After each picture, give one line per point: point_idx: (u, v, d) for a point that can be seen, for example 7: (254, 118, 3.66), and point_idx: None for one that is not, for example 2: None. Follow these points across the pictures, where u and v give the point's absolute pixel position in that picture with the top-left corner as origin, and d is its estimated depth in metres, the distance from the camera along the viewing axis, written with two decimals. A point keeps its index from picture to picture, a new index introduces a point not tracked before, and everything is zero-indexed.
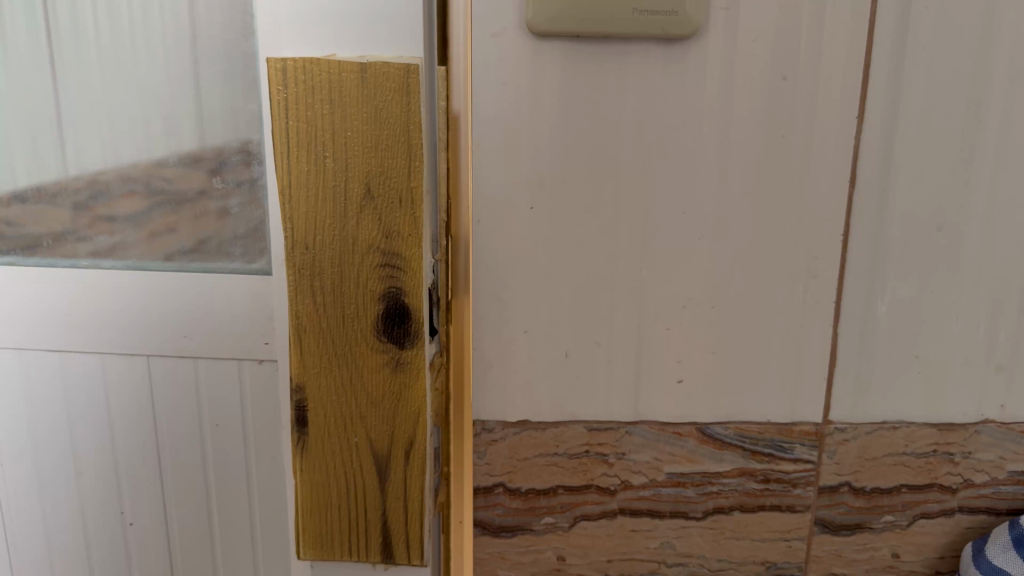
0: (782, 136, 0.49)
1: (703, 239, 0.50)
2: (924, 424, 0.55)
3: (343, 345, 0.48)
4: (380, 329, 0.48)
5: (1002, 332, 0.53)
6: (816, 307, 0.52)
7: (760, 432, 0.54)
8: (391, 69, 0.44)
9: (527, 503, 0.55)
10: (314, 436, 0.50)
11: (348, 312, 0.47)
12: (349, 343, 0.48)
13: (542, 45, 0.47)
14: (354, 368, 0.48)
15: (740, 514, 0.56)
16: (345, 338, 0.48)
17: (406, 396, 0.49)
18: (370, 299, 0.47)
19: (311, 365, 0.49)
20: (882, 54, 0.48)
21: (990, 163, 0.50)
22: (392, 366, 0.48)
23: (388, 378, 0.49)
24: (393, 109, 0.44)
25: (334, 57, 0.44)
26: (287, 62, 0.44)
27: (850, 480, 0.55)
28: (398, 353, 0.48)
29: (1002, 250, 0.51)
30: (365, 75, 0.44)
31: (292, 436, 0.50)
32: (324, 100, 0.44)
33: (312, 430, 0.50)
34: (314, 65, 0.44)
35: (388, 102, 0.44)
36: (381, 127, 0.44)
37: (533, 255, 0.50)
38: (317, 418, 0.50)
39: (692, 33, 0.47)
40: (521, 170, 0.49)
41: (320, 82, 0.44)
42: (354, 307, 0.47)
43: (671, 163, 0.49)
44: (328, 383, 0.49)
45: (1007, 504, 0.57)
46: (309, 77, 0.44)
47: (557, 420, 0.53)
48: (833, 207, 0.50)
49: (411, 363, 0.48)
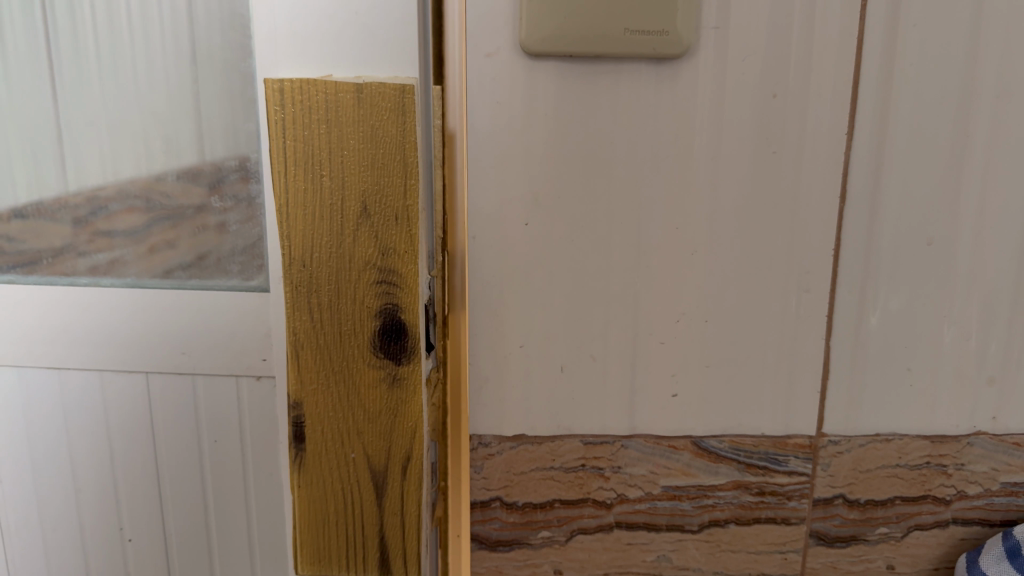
0: (773, 152, 0.49)
1: (696, 255, 0.51)
2: (917, 436, 0.55)
3: (341, 362, 0.49)
4: (376, 345, 0.48)
5: (993, 344, 0.53)
6: (809, 321, 0.52)
7: (755, 445, 0.54)
8: (387, 89, 0.45)
9: (524, 517, 0.55)
10: (311, 452, 0.50)
11: (345, 328, 0.48)
12: (346, 359, 0.49)
13: (536, 64, 0.48)
14: (350, 383, 0.49)
15: (736, 527, 0.56)
16: (343, 354, 0.49)
17: (403, 411, 0.49)
18: (367, 315, 0.48)
19: (308, 382, 0.49)
20: (870, 71, 0.49)
21: (978, 178, 0.51)
22: (389, 382, 0.49)
23: (385, 394, 0.49)
24: (389, 128, 0.45)
25: (330, 78, 0.45)
26: (284, 83, 0.44)
27: (844, 493, 0.56)
28: (395, 369, 0.49)
29: (992, 264, 0.52)
30: (361, 95, 0.44)
31: (290, 453, 0.50)
32: (320, 120, 0.45)
33: (309, 446, 0.50)
34: (310, 86, 0.44)
35: (383, 122, 0.45)
36: (377, 146, 0.45)
37: (529, 270, 0.51)
38: (314, 434, 0.50)
39: (683, 52, 0.47)
40: (516, 187, 0.49)
41: (316, 102, 0.45)
42: (351, 323, 0.48)
43: (664, 180, 0.49)
44: (325, 398, 0.49)
45: (1001, 515, 0.57)
46: (305, 98, 0.45)
47: (553, 434, 0.54)
48: (823, 222, 0.51)
49: (408, 378, 0.49)
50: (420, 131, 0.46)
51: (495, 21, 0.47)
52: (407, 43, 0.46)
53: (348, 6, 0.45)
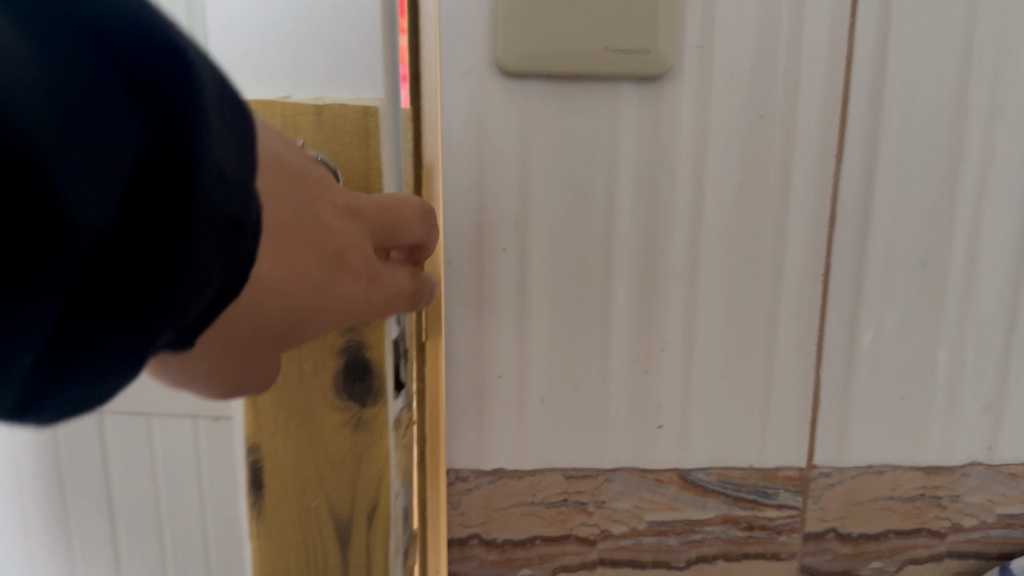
0: (759, 175, 0.48)
1: (677, 280, 0.49)
2: (911, 468, 0.53)
3: (302, 408, 0.45)
4: (340, 385, 0.45)
5: (987, 373, 0.52)
6: (797, 348, 0.50)
7: (743, 478, 0.52)
8: (349, 112, 0.42)
9: (503, 554, 0.53)
10: (270, 498, 0.47)
11: (308, 367, 0.45)
12: (309, 401, 0.45)
13: (513, 84, 0.46)
14: (314, 425, 0.46)
15: (724, 562, 0.54)
16: (296, 414, 0.45)
17: (367, 456, 0.46)
18: (330, 355, 0.45)
19: (267, 426, 0.45)
20: (861, 90, 0.47)
21: (970, 200, 0.49)
22: (353, 426, 0.46)
23: (349, 437, 0.46)
24: (351, 151, 0.43)
25: (289, 99, 0.42)
26: (241, 105, 0.42)
27: (835, 526, 0.54)
28: (359, 411, 0.46)
29: (987, 289, 0.51)
30: (321, 119, 0.42)
31: (249, 506, 0.47)
32: (278, 143, 0.42)
33: (268, 491, 0.46)
34: (268, 108, 0.42)
35: (345, 145, 0.42)
36: (339, 172, 0.43)
37: (507, 297, 0.48)
38: (273, 479, 0.46)
39: (666, 71, 0.46)
40: (492, 210, 0.47)
41: (275, 124, 0.42)
42: (313, 362, 0.45)
43: (646, 204, 0.47)
44: (286, 443, 0.46)
45: (997, 548, 0.56)
46: (262, 120, 0.42)
47: (534, 468, 0.51)
48: (812, 246, 0.49)
49: (373, 421, 0.46)
50: (387, 152, 0.44)
51: (470, 40, 0.45)
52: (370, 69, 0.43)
53: (308, 20, 0.42)
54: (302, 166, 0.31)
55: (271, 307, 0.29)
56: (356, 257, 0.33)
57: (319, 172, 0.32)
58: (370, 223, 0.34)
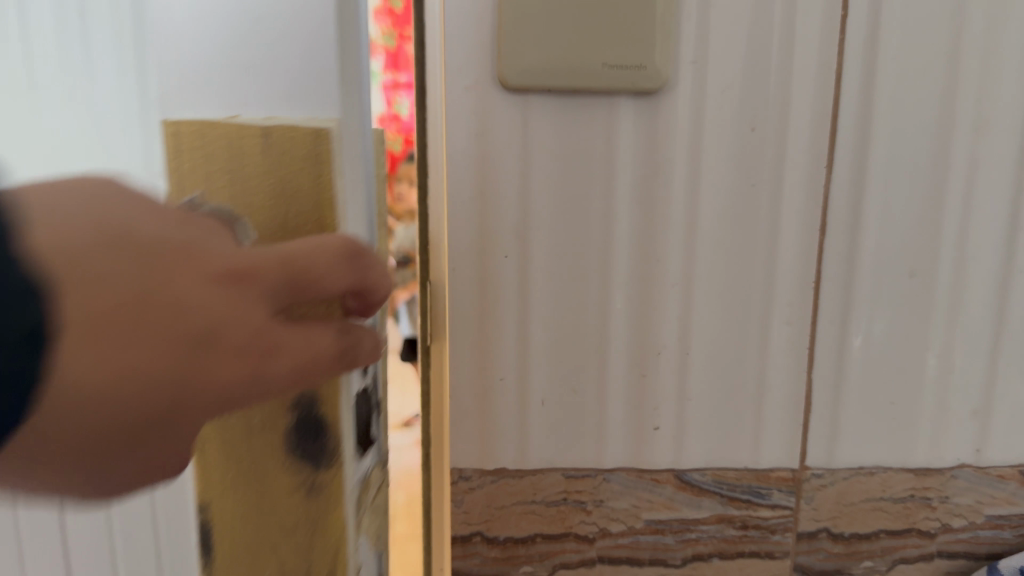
0: (752, 186, 0.49)
1: (673, 287, 0.50)
2: (900, 469, 0.55)
3: (252, 469, 0.40)
4: (292, 443, 0.39)
5: (975, 378, 0.53)
6: (789, 352, 0.52)
7: (737, 478, 0.54)
8: (299, 134, 0.37)
9: (505, 551, 0.54)
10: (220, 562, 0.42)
11: (255, 421, 0.39)
12: (257, 458, 0.40)
13: (514, 98, 0.48)
14: (263, 488, 0.40)
15: (719, 561, 0.56)
16: (244, 479, 0.40)
17: (324, 526, 0.40)
18: (278, 409, 0.39)
19: (215, 482, 0.40)
20: (850, 103, 0.49)
21: (957, 210, 0.51)
22: (305, 492, 0.40)
23: (302, 504, 0.40)
24: (303, 181, 0.37)
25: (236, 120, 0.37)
26: (181, 124, 0.36)
27: (827, 526, 0.56)
28: (313, 475, 0.40)
29: (974, 296, 0.52)
30: (266, 145, 0.37)
31: (199, 563, 0.42)
32: (221, 168, 0.36)
33: (218, 556, 0.42)
34: (212, 128, 0.36)
35: (296, 174, 0.37)
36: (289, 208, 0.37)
37: (509, 303, 0.50)
38: (222, 543, 0.41)
39: (661, 86, 0.47)
40: (494, 218, 0.49)
41: (218, 147, 0.36)
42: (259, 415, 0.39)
43: (643, 213, 0.49)
44: (235, 505, 0.40)
45: (986, 549, 0.57)
46: (206, 142, 0.36)
47: (535, 468, 0.53)
48: (803, 254, 0.51)
49: (328, 484, 0.40)
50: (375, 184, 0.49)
51: (473, 56, 0.47)
52: (318, 86, 0.38)
53: None
54: (153, 222, 0.23)
55: (105, 421, 0.20)
56: (249, 333, 0.23)
57: (195, 228, 0.24)
58: (276, 283, 0.25)
